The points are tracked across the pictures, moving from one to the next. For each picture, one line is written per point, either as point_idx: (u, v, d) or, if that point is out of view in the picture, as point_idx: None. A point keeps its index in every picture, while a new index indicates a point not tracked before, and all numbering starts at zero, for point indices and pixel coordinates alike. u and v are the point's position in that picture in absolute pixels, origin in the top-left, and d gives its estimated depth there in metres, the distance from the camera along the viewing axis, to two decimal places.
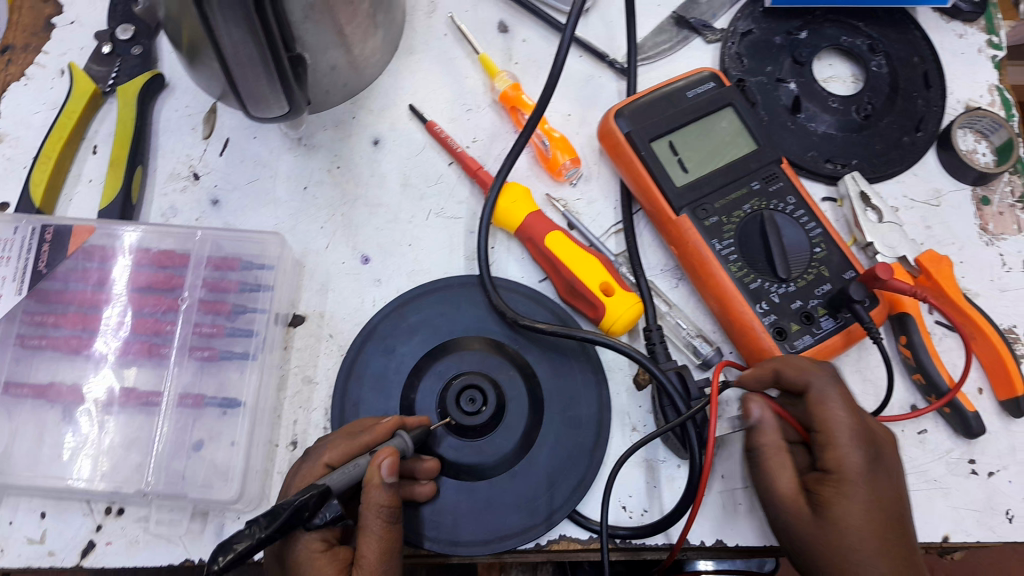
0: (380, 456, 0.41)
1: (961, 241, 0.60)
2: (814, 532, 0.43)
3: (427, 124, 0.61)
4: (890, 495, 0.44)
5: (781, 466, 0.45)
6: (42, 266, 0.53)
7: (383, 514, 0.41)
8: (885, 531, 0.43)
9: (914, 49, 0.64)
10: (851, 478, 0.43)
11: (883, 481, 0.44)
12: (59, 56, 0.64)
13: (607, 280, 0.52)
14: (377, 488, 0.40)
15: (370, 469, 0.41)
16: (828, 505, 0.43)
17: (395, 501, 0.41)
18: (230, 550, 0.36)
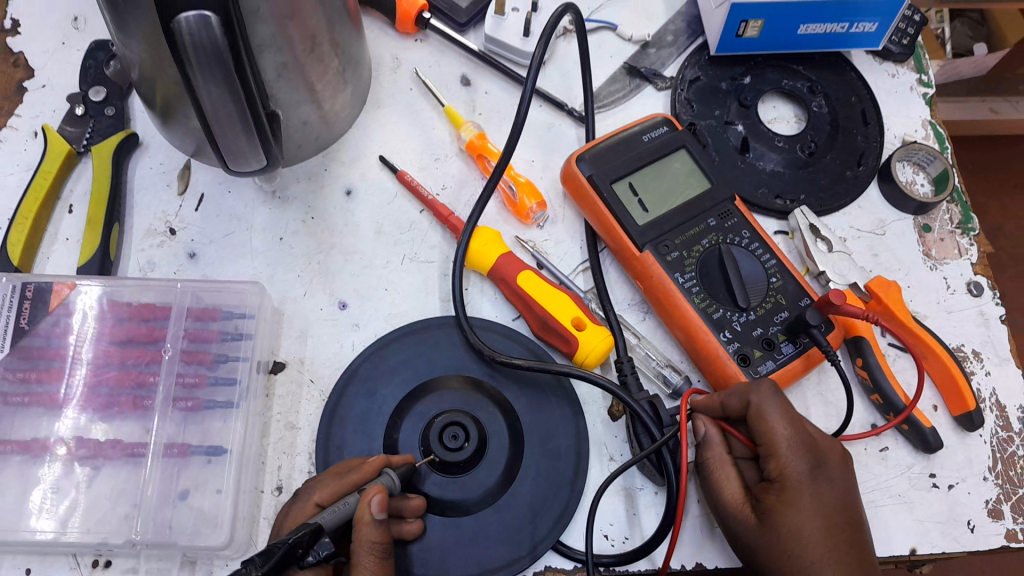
0: (370, 494, 0.43)
1: (906, 266, 0.64)
2: (762, 538, 0.47)
3: (398, 175, 0.63)
4: (834, 500, 0.47)
5: (728, 478, 0.50)
6: (23, 323, 0.54)
7: (376, 551, 0.42)
8: (828, 532, 0.46)
9: (851, 89, 0.69)
10: (793, 485, 0.47)
11: (826, 486, 0.48)
12: (31, 119, 0.65)
13: (579, 315, 0.55)
14: (369, 525, 0.42)
15: (362, 506, 0.42)
16: (774, 511, 0.47)
17: (386, 537, 0.42)
18: None
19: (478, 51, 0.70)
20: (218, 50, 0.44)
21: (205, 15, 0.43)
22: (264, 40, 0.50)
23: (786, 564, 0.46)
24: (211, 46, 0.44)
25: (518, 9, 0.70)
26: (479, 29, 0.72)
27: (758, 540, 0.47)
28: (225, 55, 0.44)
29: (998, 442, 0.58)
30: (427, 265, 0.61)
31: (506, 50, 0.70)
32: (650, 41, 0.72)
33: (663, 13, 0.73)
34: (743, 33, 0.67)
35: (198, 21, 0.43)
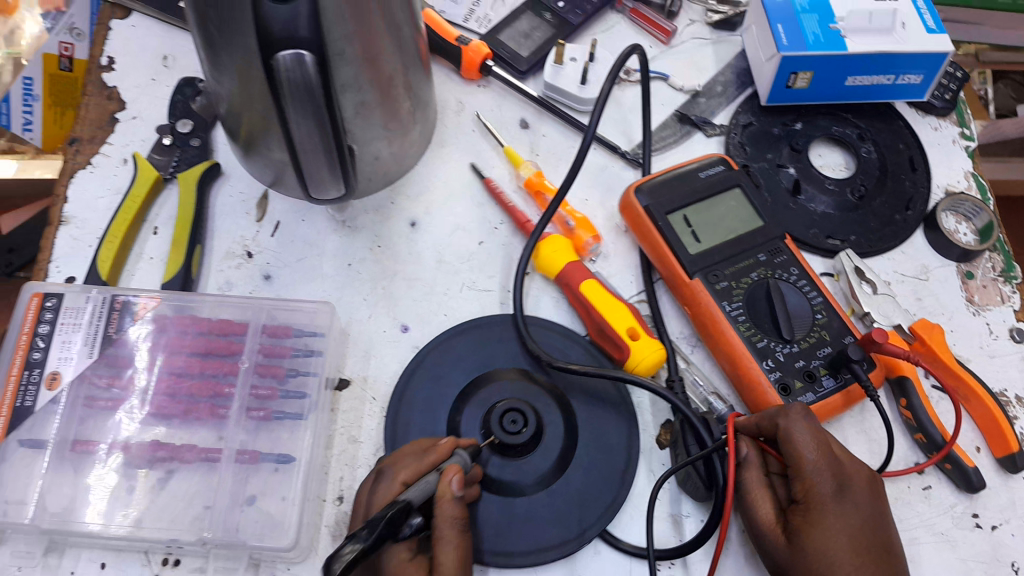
0: (449, 474, 0.48)
1: (949, 311, 0.65)
2: (793, 558, 0.49)
3: (486, 180, 0.69)
4: (860, 521, 0.49)
5: (760, 498, 0.51)
6: (112, 332, 0.58)
7: (457, 525, 0.48)
8: (856, 553, 0.48)
9: (899, 136, 0.72)
10: (820, 506, 0.49)
11: (852, 508, 0.49)
12: (122, 147, 0.70)
13: (634, 326, 0.58)
14: (449, 502, 0.48)
15: (441, 485, 0.48)
16: (804, 531, 0.49)
17: (463, 512, 0.48)
18: (342, 557, 0.40)
19: (537, 96, 0.74)
20: (310, 87, 0.48)
21: (301, 55, 0.47)
22: (347, 81, 0.55)
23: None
24: (304, 83, 0.48)
25: (576, 58, 0.74)
26: (538, 76, 0.76)
27: (789, 561, 0.49)
28: (316, 91, 0.48)
29: None
30: (486, 294, 0.65)
31: (564, 96, 0.74)
32: (700, 91, 0.75)
33: (714, 66, 0.77)
34: (793, 84, 0.70)
35: (294, 60, 0.47)
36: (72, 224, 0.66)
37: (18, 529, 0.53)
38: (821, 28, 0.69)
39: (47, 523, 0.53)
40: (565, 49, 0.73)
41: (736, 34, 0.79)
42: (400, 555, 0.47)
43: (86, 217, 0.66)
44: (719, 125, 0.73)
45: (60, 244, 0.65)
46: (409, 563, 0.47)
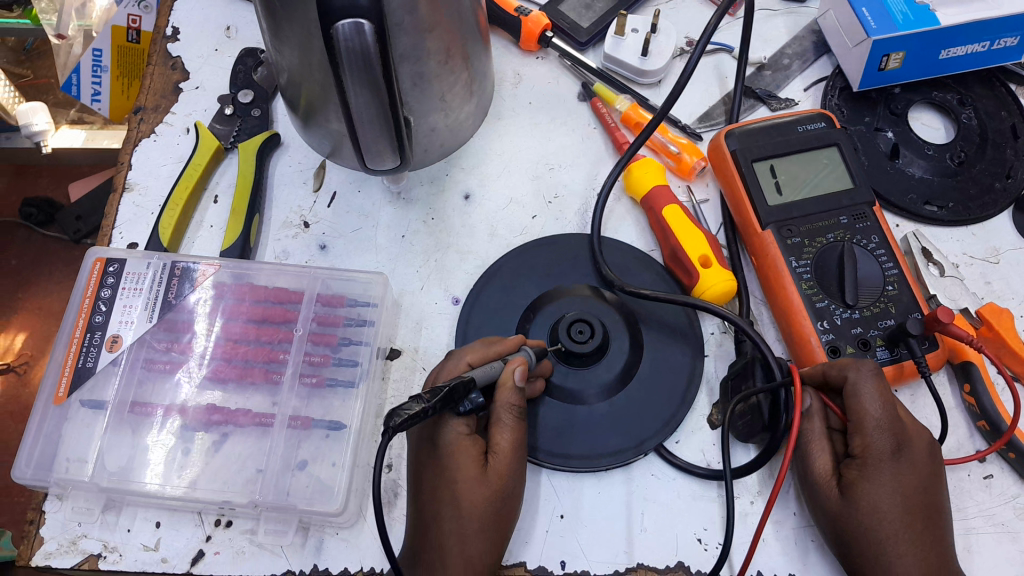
0: (514, 364, 0.50)
1: (1022, 295, 0.63)
2: (843, 511, 0.51)
3: (591, 101, 0.71)
4: (914, 481, 0.50)
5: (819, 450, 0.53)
6: (171, 297, 0.60)
7: (514, 411, 0.50)
8: (908, 513, 0.49)
9: (1001, 104, 0.69)
10: (876, 464, 0.50)
11: (909, 468, 0.50)
12: (185, 116, 0.71)
13: (706, 253, 0.60)
14: (510, 390, 0.49)
15: (504, 373, 0.50)
16: (856, 486, 0.50)
17: (522, 401, 0.50)
18: (405, 413, 0.44)
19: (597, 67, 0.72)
20: (366, 56, 0.48)
21: (360, 24, 0.46)
22: (405, 50, 0.55)
23: (864, 537, 0.50)
24: (362, 52, 0.47)
25: (637, 30, 0.72)
26: (598, 48, 0.74)
27: (839, 514, 0.51)
28: (372, 60, 0.48)
29: None
30: None
31: (623, 67, 0.72)
32: (766, 64, 0.73)
33: (783, 38, 0.75)
34: (886, 66, 0.67)
35: (353, 29, 0.46)
36: (135, 191, 0.68)
37: (79, 485, 0.54)
38: (907, 5, 0.66)
39: (105, 481, 0.54)
40: (626, 19, 0.71)
41: (806, 6, 0.77)
42: (458, 429, 0.50)
43: (149, 185, 0.68)
44: (784, 99, 0.71)
45: (123, 211, 0.67)
46: (466, 438, 0.50)
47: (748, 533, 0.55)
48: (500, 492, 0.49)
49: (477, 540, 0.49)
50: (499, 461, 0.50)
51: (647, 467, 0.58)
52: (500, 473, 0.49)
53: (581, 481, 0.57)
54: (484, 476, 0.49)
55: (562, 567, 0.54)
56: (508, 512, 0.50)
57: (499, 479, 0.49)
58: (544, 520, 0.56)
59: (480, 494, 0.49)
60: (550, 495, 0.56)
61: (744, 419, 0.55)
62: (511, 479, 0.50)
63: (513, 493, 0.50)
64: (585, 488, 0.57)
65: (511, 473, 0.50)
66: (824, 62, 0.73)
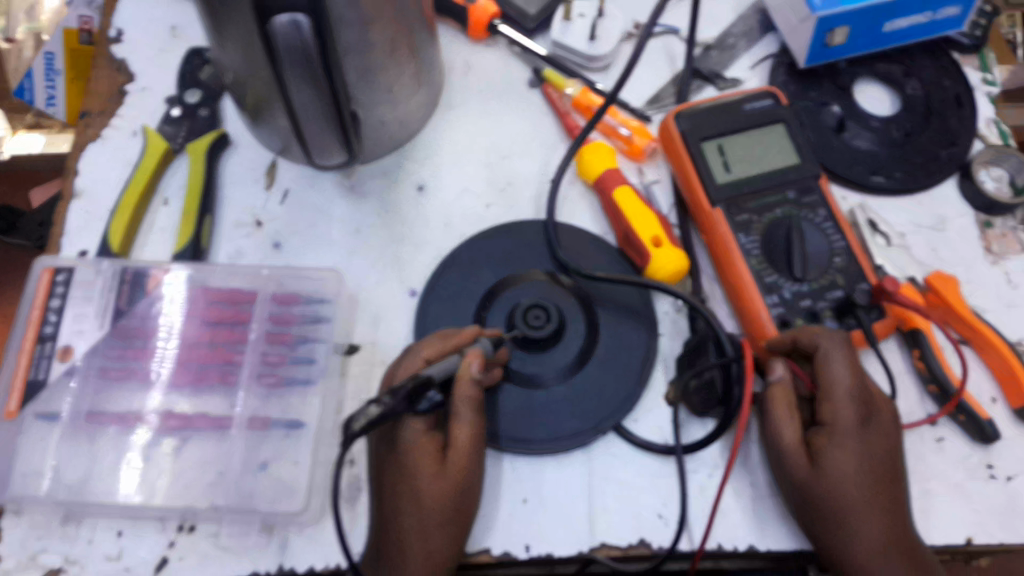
0: (470, 358, 0.51)
1: (967, 261, 0.64)
2: (811, 478, 0.51)
3: (544, 86, 0.71)
4: (878, 450, 0.52)
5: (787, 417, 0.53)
6: (123, 305, 0.60)
7: (471, 404, 0.51)
8: (874, 480, 0.50)
9: (945, 73, 0.70)
10: (845, 431, 0.51)
11: (874, 438, 0.52)
12: (132, 119, 0.70)
13: (658, 234, 0.60)
14: (467, 382, 0.50)
15: (461, 367, 0.51)
16: (825, 453, 0.51)
17: (479, 394, 0.51)
18: (364, 418, 0.45)
19: (546, 53, 0.72)
20: (307, 52, 0.47)
21: (297, 19, 0.45)
22: (351, 43, 0.54)
23: (832, 502, 0.50)
24: (302, 48, 0.47)
25: (584, 14, 0.72)
26: (547, 33, 0.74)
27: (806, 481, 0.51)
28: (313, 56, 0.47)
29: None
30: None
31: (572, 53, 0.72)
32: (712, 44, 0.73)
33: (729, 17, 0.75)
34: (831, 42, 0.67)
35: (291, 25, 0.45)
36: (84, 198, 0.67)
37: (34, 501, 0.54)
38: None
39: (62, 495, 0.54)
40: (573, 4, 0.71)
41: None
42: (416, 428, 0.51)
43: (99, 191, 0.67)
44: (730, 80, 0.72)
45: (73, 219, 0.66)
46: (424, 435, 0.51)
47: (707, 506, 0.56)
48: (458, 486, 0.50)
49: (439, 533, 0.49)
50: (457, 456, 0.50)
51: (608, 448, 0.58)
52: (459, 468, 0.50)
53: (543, 465, 0.57)
54: (443, 470, 0.50)
55: (527, 551, 0.55)
56: (468, 505, 0.51)
57: (458, 473, 0.50)
58: (508, 505, 0.56)
59: (439, 490, 0.50)
60: (513, 480, 0.57)
61: (698, 395, 0.56)
62: (470, 472, 0.50)
63: (472, 487, 0.51)
64: (546, 472, 0.57)
65: (470, 468, 0.51)
66: (772, 39, 0.73)
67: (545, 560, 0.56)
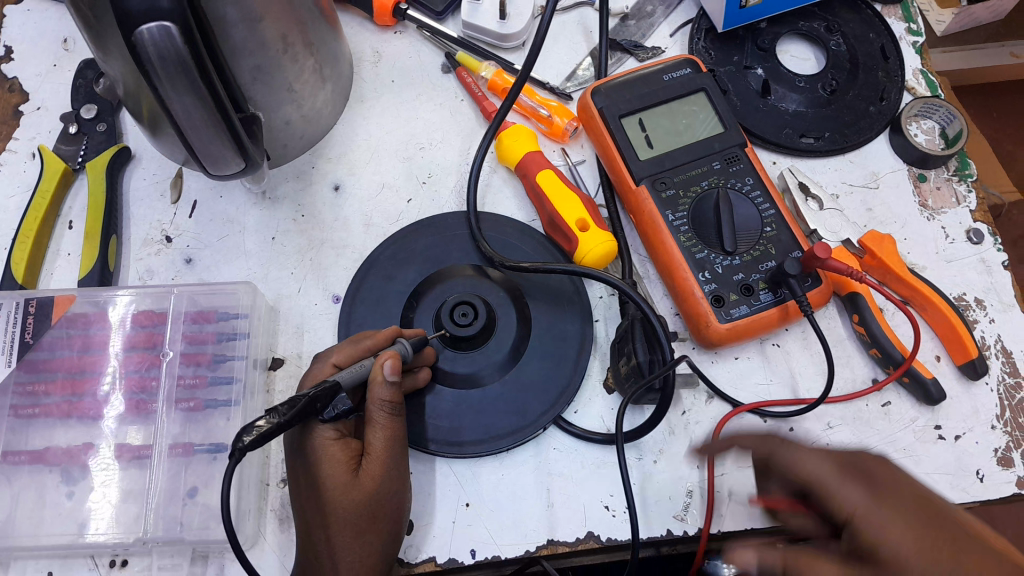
0: (383, 358, 0.48)
1: (902, 218, 0.63)
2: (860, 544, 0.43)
3: (456, 71, 0.68)
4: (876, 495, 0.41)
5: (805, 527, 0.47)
6: (28, 337, 0.56)
7: (386, 408, 0.48)
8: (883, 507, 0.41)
9: (868, 26, 0.68)
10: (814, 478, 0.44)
11: (843, 468, 0.43)
12: (29, 140, 0.67)
13: (584, 217, 0.58)
14: (381, 385, 0.48)
15: (375, 368, 0.48)
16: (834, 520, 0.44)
17: (395, 397, 0.48)
18: (254, 431, 0.42)
19: (457, 37, 0.69)
20: (181, 59, 0.44)
21: (166, 26, 0.43)
22: (238, 44, 0.51)
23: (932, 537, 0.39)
24: (175, 55, 0.44)
25: None
26: (456, 15, 0.71)
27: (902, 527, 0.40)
28: (189, 63, 0.44)
29: (1006, 389, 0.57)
30: None
31: (483, 34, 0.69)
32: (629, 13, 0.71)
33: None
34: (747, 3, 0.65)
35: (160, 32, 0.43)
36: None
37: None
38: None
39: None
40: None
41: None
42: (326, 435, 0.49)
43: None
44: (650, 48, 0.69)
45: None
46: (335, 444, 0.49)
47: (657, 492, 0.55)
48: (372, 494, 0.48)
49: (355, 546, 0.47)
50: (371, 464, 0.48)
51: (549, 442, 0.56)
52: (372, 476, 0.48)
53: (482, 466, 0.55)
54: (355, 479, 0.48)
55: (473, 556, 0.53)
56: (386, 512, 0.48)
57: (371, 482, 0.48)
58: (449, 512, 0.54)
59: (351, 499, 0.47)
60: (452, 483, 0.55)
61: (631, 380, 0.55)
62: (385, 481, 0.48)
63: (390, 494, 0.48)
64: (485, 473, 0.55)
65: (385, 475, 0.48)
66: (689, 2, 0.71)
67: (492, 563, 0.54)
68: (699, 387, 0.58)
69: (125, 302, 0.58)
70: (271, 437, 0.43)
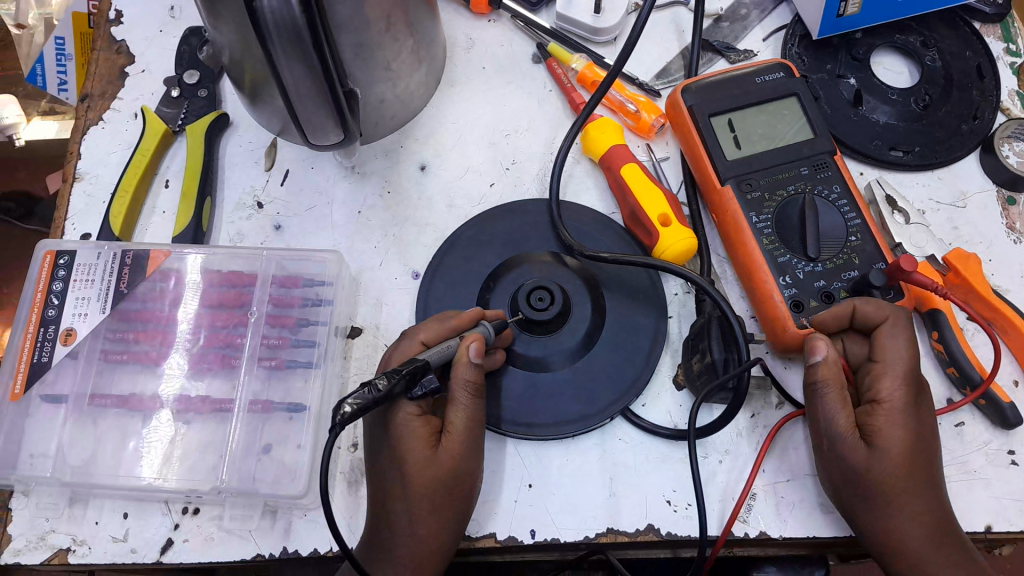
0: (469, 340, 0.50)
1: (988, 239, 0.62)
2: (872, 460, 0.48)
3: (547, 62, 0.69)
4: (930, 430, 0.50)
5: (842, 402, 0.49)
6: (123, 287, 0.58)
7: (470, 388, 0.49)
8: (909, 468, 0.48)
9: (966, 44, 0.67)
10: (901, 410, 0.49)
11: (922, 432, 0.49)
12: (132, 101, 0.69)
13: (666, 212, 0.58)
14: (465, 366, 0.49)
15: (459, 350, 0.50)
16: (879, 431, 0.48)
17: (478, 378, 0.50)
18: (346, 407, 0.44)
19: (550, 28, 0.70)
20: (296, 28, 0.46)
21: None
22: (344, 20, 0.52)
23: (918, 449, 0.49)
24: (291, 23, 0.45)
25: None
26: (551, 7, 0.72)
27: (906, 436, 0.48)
28: (303, 32, 0.46)
29: None
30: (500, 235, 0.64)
31: (576, 27, 0.70)
32: (723, 15, 0.71)
33: None
34: (845, 12, 0.65)
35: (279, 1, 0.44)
36: (85, 180, 0.66)
37: (41, 481, 0.54)
38: None
39: (68, 474, 0.54)
40: None
41: None
42: (410, 412, 0.50)
43: (100, 173, 0.66)
44: (742, 52, 0.70)
45: (75, 201, 0.65)
46: (418, 420, 0.50)
47: (720, 491, 0.55)
48: (450, 472, 0.49)
49: (430, 520, 0.49)
50: (452, 442, 0.49)
51: (615, 432, 0.57)
52: (452, 454, 0.49)
53: (547, 450, 0.56)
54: (435, 455, 0.49)
55: (532, 536, 0.54)
56: (462, 490, 0.49)
57: (450, 460, 0.49)
58: (512, 490, 0.55)
59: (430, 473, 0.49)
60: (517, 463, 0.56)
61: (703, 377, 0.55)
62: (463, 460, 0.49)
63: (466, 473, 0.49)
64: (549, 456, 0.56)
65: (464, 454, 0.49)
66: (783, 9, 0.71)
67: (550, 545, 0.54)
68: (770, 393, 0.57)
69: (207, 262, 0.60)
70: (359, 414, 0.44)
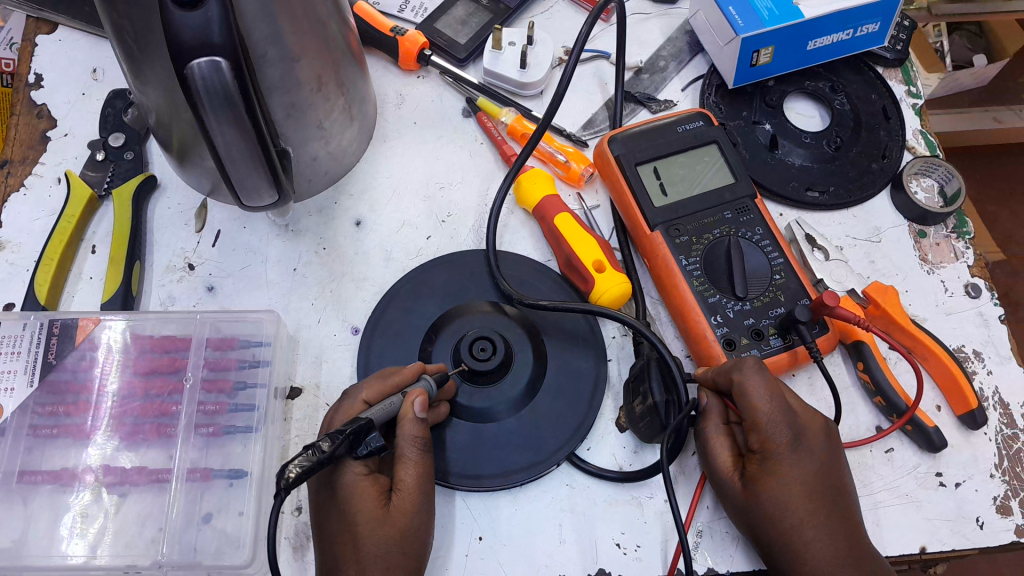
0: (413, 396, 0.50)
1: (904, 271, 0.65)
2: (749, 505, 0.51)
3: (478, 116, 0.71)
4: (815, 473, 0.50)
5: (721, 448, 0.53)
6: (52, 357, 0.56)
7: (418, 445, 0.49)
8: (787, 512, 0.50)
9: (870, 87, 0.72)
10: (773, 456, 0.50)
11: (804, 475, 0.50)
12: (55, 165, 0.68)
13: (600, 258, 0.60)
14: (411, 421, 0.49)
15: (404, 406, 0.50)
16: (755, 478, 0.51)
17: (425, 433, 0.50)
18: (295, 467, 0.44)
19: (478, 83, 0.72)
20: (229, 94, 0.46)
21: (217, 61, 0.44)
22: (275, 82, 0.53)
23: (797, 493, 0.50)
24: (222, 89, 0.45)
25: (514, 42, 0.72)
26: (478, 63, 0.74)
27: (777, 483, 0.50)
28: (235, 98, 0.46)
29: (1003, 439, 0.59)
30: None
31: (503, 81, 0.72)
32: (643, 67, 0.74)
33: (657, 40, 0.76)
34: (757, 62, 0.68)
35: (210, 67, 0.44)
36: (7, 248, 0.64)
37: None
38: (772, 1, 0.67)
39: None
40: (502, 33, 0.71)
41: (677, 7, 0.78)
42: (357, 471, 0.49)
43: (23, 241, 0.65)
44: (663, 102, 0.72)
45: None
46: (366, 479, 0.49)
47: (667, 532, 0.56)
48: (402, 531, 0.48)
49: None
50: (402, 500, 0.49)
51: (561, 478, 0.57)
52: (403, 512, 0.48)
53: (496, 500, 0.56)
54: (386, 515, 0.48)
55: None
56: (416, 548, 0.49)
57: (403, 518, 0.48)
58: (462, 545, 0.55)
59: (382, 534, 0.48)
60: (467, 516, 0.56)
61: (644, 420, 0.56)
62: (416, 516, 0.49)
63: (419, 531, 0.49)
64: (497, 506, 0.56)
65: (416, 511, 0.49)
66: (700, 60, 0.74)
67: None
68: None
69: (137, 328, 0.59)
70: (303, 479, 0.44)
